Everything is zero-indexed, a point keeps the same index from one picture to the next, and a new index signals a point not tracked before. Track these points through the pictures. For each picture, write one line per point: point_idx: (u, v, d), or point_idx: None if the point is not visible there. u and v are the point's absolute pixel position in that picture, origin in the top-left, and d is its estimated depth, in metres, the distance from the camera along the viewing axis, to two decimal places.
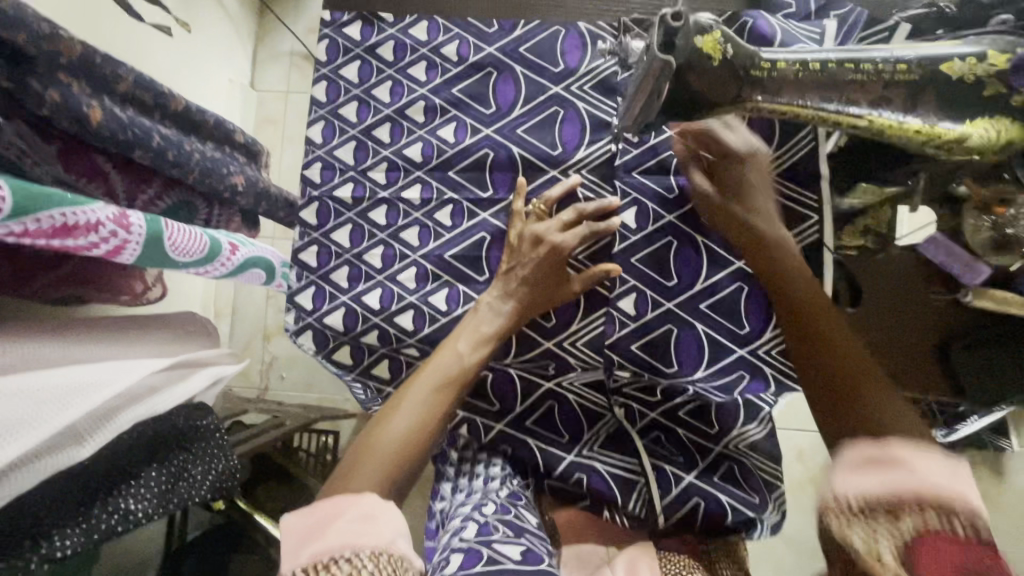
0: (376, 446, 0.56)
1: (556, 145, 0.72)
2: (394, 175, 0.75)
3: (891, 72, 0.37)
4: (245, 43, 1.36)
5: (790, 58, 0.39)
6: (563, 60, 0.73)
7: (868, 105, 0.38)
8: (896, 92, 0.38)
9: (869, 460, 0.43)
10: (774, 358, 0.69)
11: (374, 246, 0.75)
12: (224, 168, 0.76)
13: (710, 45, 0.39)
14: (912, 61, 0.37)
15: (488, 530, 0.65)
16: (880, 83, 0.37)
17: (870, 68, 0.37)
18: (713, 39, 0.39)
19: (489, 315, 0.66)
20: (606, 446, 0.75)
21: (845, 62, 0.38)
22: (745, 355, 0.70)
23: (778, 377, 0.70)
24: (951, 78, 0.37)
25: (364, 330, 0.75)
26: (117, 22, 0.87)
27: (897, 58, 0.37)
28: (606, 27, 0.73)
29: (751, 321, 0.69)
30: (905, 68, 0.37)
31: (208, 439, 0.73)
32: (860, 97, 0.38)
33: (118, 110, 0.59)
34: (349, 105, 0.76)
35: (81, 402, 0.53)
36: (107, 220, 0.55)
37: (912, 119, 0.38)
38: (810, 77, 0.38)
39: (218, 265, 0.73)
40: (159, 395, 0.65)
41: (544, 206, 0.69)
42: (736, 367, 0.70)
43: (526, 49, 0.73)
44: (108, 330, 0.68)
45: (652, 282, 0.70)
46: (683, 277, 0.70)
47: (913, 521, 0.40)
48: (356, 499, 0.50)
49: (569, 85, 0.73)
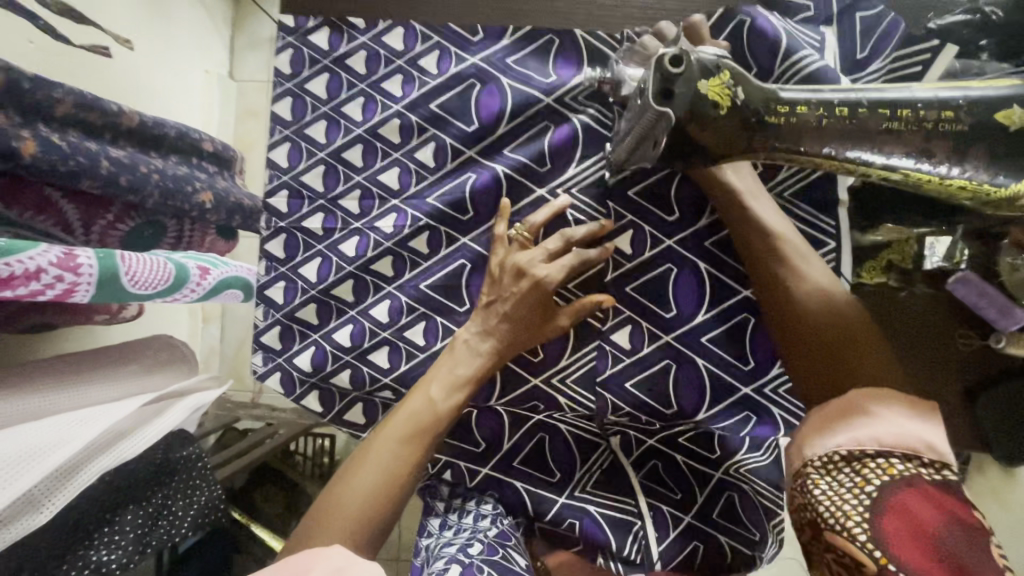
0: (340, 496, 0.54)
1: (544, 162, 0.78)
2: (368, 204, 0.85)
3: (934, 121, 0.38)
4: (221, 30, 1.27)
5: (812, 102, 0.41)
6: (556, 72, 0.78)
7: (910, 156, 0.39)
8: (940, 138, 0.38)
9: (829, 419, 0.48)
10: (780, 397, 0.76)
11: (341, 280, 0.85)
12: (190, 185, 0.70)
13: (717, 89, 0.42)
14: (960, 106, 0.38)
15: (472, 572, 0.66)
16: (920, 135, 0.38)
17: (909, 115, 0.38)
18: (720, 84, 0.42)
19: (468, 355, 0.67)
20: (598, 485, 0.80)
21: (878, 108, 0.39)
22: (751, 394, 0.76)
23: (784, 418, 0.76)
24: (1008, 128, 0.37)
25: (334, 368, 0.86)
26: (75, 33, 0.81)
27: (944, 103, 0.38)
28: (606, 40, 0.77)
29: (757, 357, 0.76)
30: (953, 115, 0.38)
31: (190, 470, 0.72)
32: (897, 147, 0.39)
33: (57, 137, 0.55)
34: (318, 124, 0.85)
35: (34, 467, 0.51)
36: (50, 265, 0.49)
37: (958, 174, 0.38)
38: (834, 124, 0.40)
39: (187, 292, 0.66)
40: (131, 439, 0.62)
41: (528, 232, 0.71)
42: (742, 407, 0.77)
43: (512, 59, 0.79)
44: (69, 377, 0.66)
45: (649, 317, 0.77)
46: (684, 309, 0.77)
47: (873, 478, 0.44)
48: (325, 553, 0.48)
49: (559, 96, 0.78)
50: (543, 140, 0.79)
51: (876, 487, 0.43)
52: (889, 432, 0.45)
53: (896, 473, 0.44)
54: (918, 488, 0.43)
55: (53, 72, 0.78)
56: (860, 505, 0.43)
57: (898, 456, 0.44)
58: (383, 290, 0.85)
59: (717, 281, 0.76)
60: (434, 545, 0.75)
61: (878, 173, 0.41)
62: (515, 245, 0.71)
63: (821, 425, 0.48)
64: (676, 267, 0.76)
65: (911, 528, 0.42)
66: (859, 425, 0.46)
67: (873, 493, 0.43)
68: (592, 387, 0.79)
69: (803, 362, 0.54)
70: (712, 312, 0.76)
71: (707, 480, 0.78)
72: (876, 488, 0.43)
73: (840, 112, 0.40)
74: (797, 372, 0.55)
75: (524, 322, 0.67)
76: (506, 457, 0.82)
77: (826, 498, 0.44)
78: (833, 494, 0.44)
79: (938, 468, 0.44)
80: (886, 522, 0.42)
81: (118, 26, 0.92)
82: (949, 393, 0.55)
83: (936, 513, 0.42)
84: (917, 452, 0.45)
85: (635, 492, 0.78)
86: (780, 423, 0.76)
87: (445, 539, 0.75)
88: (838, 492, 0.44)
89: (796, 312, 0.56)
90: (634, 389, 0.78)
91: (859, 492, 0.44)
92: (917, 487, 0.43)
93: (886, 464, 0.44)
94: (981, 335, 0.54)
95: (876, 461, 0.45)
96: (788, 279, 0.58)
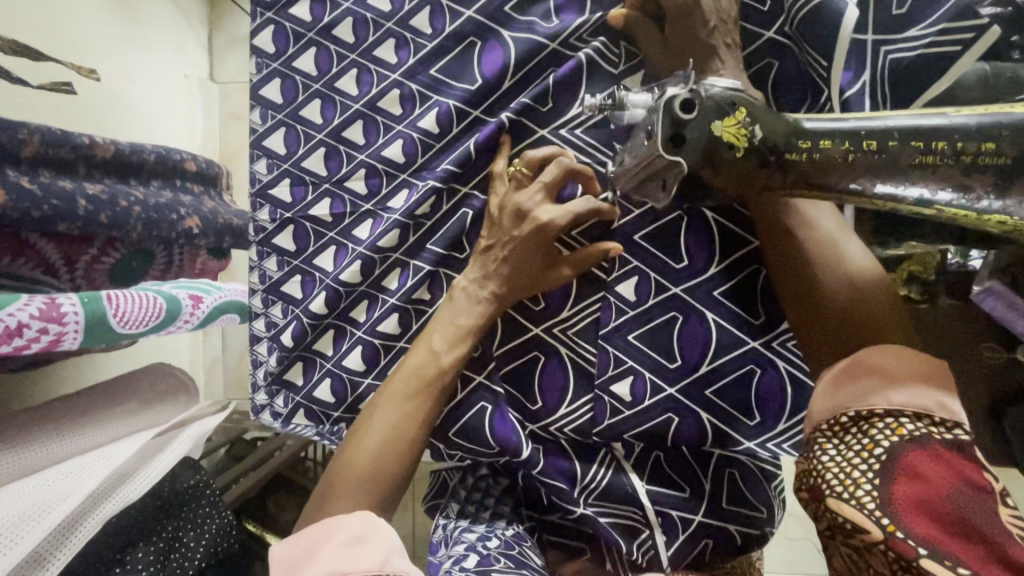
0: (343, 487, 0.58)
1: (546, 101, 0.75)
2: (375, 183, 0.84)
3: (971, 155, 0.37)
4: (198, 30, 1.23)
5: (837, 138, 0.40)
6: (558, 18, 0.76)
7: (941, 193, 0.39)
8: (979, 173, 0.37)
9: (838, 377, 0.46)
10: (787, 350, 0.72)
11: (351, 263, 0.84)
12: (174, 212, 0.68)
13: (732, 132, 0.42)
14: (1001, 140, 0.36)
15: (491, 561, 0.69)
16: (958, 170, 0.38)
17: (945, 148, 0.37)
18: (735, 126, 0.42)
19: (466, 302, 0.70)
20: (602, 498, 0.78)
21: (910, 141, 0.38)
22: (757, 346, 0.73)
23: (790, 369, 0.72)
24: None
25: (349, 348, 0.85)
26: (33, 69, 0.78)
27: (985, 136, 0.37)
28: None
29: (767, 310, 0.72)
30: (993, 149, 0.37)
31: (200, 499, 0.76)
32: (933, 182, 0.38)
33: (27, 179, 0.52)
34: (312, 104, 0.85)
35: (35, 528, 0.54)
36: (32, 319, 0.47)
37: (995, 207, 0.38)
38: (861, 160, 0.40)
39: (181, 324, 0.64)
40: (133, 480, 0.67)
41: (525, 168, 0.70)
42: (748, 359, 0.73)
43: (510, 9, 0.77)
44: (73, 423, 0.67)
45: (660, 267, 0.75)
46: (695, 258, 0.74)
47: (882, 440, 0.42)
48: (344, 522, 0.53)
49: (566, 38, 0.75)
50: (547, 78, 0.75)
51: (886, 448, 0.41)
52: (899, 392, 0.43)
53: (906, 433, 0.42)
54: (928, 448, 0.41)
55: (22, 112, 0.76)
56: (870, 470, 0.41)
57: (908, 416, 0.42)
58: (391, 259, 0.83)
59: (727, 236, 0.72)
60: (451, 526, 0.81)
61: (909, 208, 0.40)
62: (512, 182, 0.70)
63: (843, 382, 0.46)
64: (687, 215, 0.74)
65: (924, 493, 0.39)
66: (871, 386, 0.44)
67: (882, 455, 0.41)
68: (593, 340, 0.77)
69: (817, 314, 0.51)
70: (722, 265, 0.73)
71: (706, 463, 0.78)
72: (885, 450, 0.41)
73: (867, 146, 0.39)
74: (805, 328, 0.53)
75: (521, 268, 0.68)
76: (529, 459, 0.77)
77: (834, 465, 0.43)
78: (841, 461, 0.43)
79: (949, 427, 0.42)
80: (898, 486, 0.40)
81: (73, 46, 0.88)
82: (971, 401, 0.55)
83: (948, 475, 0.40)
84: (928, 411, 0.42)
85: (642, 503, 0.76)
86: (785, 376, 0.72)
87: (463, 525, 0.80)
88: (847, 458, 0.43)
89: (822, 263, 0.53)
90: (638, 342, 0.76)
91: (867, 455, 0.42)
92: (927, 446, 0.41)
93: (895, 425, 0.42)
94: (1007, 349, 0.53)
95: (885, 421, 0.43)
96: (797, 229, 0.56)
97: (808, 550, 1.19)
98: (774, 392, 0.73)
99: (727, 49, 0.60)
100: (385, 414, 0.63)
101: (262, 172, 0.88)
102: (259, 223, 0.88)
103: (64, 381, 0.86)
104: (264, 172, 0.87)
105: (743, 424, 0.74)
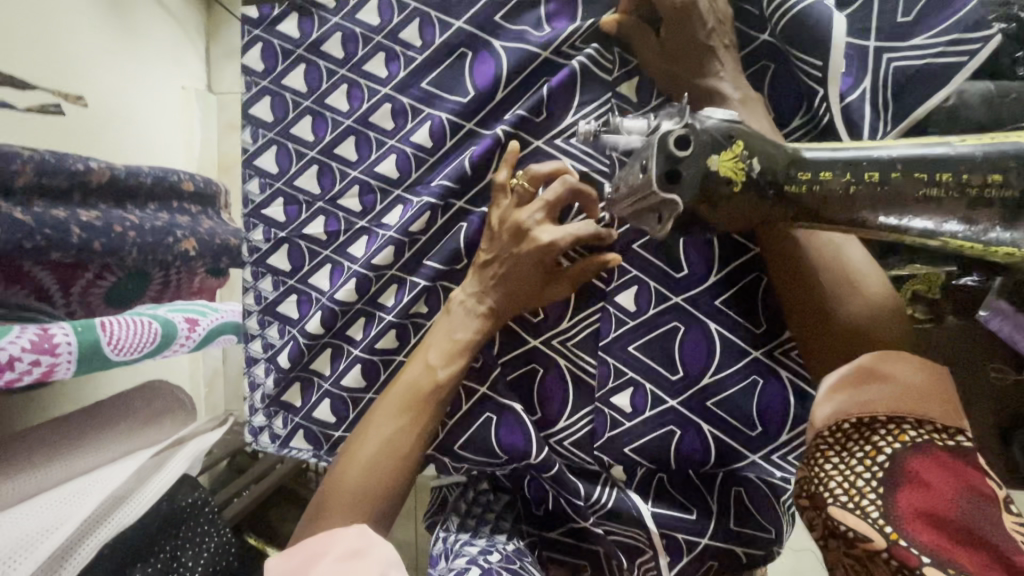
0: (339, 502, 0.58)
1: (540, 111, 0.75)
2: (369, 200, 0.83)
3: (975, 188, 0.36)
4: (194, 41, 1.23)
5: (839, 169, 0.40)
6: (549, 26, 0.75)
7: (947, 224, 0.38)
8: (985, 206, 0.36)
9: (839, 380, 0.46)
10: (790, 359, 0.71)
11: (346, 282, 0.83)
12: (170, 235, 0.67)
13: (730, 168, 0.42)
14: (1010, 172, 0.35)
15: None
16: (963, 202, 0.37)
17: (949, 180, 0.37)
18: (733, 162, 0.41)
19: (464, 315, 0.69)
20: (607, 517, 0.75)
21: (913, 172, 0.38)
22: (759, 356, 0.71)
23: (793, 379, 0.71)
24: None
25: (347, 367, 0.84)
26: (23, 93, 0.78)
27: (993, 167, 0.35)
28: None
29: (768, 320, 0.71)
30: (999, 180, 0.35)
31: (198, 517, 0.76)
32: (940, 213, 0.38)
33: (20, 211, 0.52)
34: (303, 121, 0.85)
35: (27, 559, 0.54)
36: (23, 351, 0.47)
37: (1002, 240, 0.37)
38: (861, 191, 0.39)
39: (178, 347, 0.64)
40: (131, 501, 0.67)
41: (528, 182, 0.68)
42: (749, 370, 0.72)
43: (500, 17, 0.76)
44: (73, 444, 0.67)
45: (660, 277, 0.74)
46: (694, 267, 0.73)
47: (884, 447, 0.41)
48: (340, 536, 0.52)
49: (558, 47, 0.74)
50: (541, 90, 0.75)
51: (888, 456, 0.41)
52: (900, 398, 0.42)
53: (909, 440, 0.41)
54: (930, 455, 0.40)
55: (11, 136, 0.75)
56: (873, 479, 0.40)
57: (910, 422, 0.42)
58: (387, 275, 0.82)
59: (725, 244, 0.71)
60: (451, 538, 0.78)
61: (914, 238, 0.40)
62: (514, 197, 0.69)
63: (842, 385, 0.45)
64: None
65: (927, 502, 0.38)
66: (871, 390, 0.43)
67: (886, 463, 0.40)
68: (593, 352, 0.76)
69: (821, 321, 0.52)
70: (720, 274, 0.72)
71: (711, 481, 0.76)
72: (888, 456, 0.41)
73: (868, 178, 0.39)
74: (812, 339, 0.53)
75: (522, 284, 0.67)
76: (547, 460, 0.75)
77: (837, 473, 0.42)
78: (845, 469, 0.42)
79: (953, 434, 0.41)
80: (901, 496, 0.39)
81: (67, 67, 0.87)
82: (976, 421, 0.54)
83: (953, 481, 0.39)
84: (931, 418, 0.42)
85: (646, 522, 0.74)
86: (788, 386, 0.71)
87: (464, 538, 0.77)
88: (849, 466, 0.42)
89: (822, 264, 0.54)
90: (637, 354, 0.75)
91: (870, 463, 0.41)
92: (930, 454, 0.40)
93: (898, 430, 0.42)
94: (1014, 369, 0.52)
95: (887, 427, 0.42)
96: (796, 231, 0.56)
97: (813, 557, 1.18)
98: (778, 403, 0.71)
99: (725, 50, 0.61)
100: (382, 428, 0.63)
101: (255, 192, 0.87)
102: (253, 243, 0.87)
103: (59, 405, 0.85)
104: (257, 192, 0.87)
105: (745, 435, 0.73)
